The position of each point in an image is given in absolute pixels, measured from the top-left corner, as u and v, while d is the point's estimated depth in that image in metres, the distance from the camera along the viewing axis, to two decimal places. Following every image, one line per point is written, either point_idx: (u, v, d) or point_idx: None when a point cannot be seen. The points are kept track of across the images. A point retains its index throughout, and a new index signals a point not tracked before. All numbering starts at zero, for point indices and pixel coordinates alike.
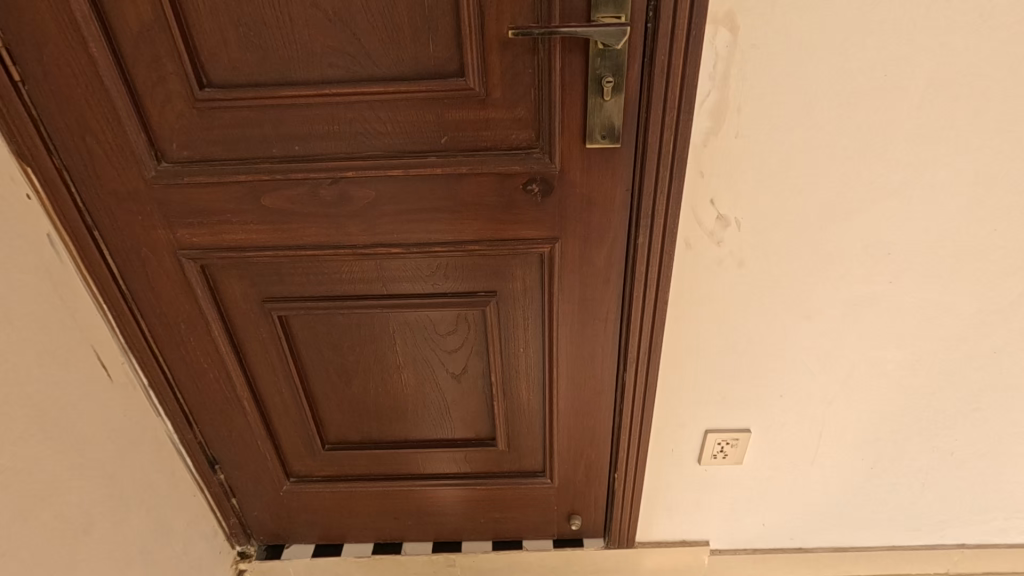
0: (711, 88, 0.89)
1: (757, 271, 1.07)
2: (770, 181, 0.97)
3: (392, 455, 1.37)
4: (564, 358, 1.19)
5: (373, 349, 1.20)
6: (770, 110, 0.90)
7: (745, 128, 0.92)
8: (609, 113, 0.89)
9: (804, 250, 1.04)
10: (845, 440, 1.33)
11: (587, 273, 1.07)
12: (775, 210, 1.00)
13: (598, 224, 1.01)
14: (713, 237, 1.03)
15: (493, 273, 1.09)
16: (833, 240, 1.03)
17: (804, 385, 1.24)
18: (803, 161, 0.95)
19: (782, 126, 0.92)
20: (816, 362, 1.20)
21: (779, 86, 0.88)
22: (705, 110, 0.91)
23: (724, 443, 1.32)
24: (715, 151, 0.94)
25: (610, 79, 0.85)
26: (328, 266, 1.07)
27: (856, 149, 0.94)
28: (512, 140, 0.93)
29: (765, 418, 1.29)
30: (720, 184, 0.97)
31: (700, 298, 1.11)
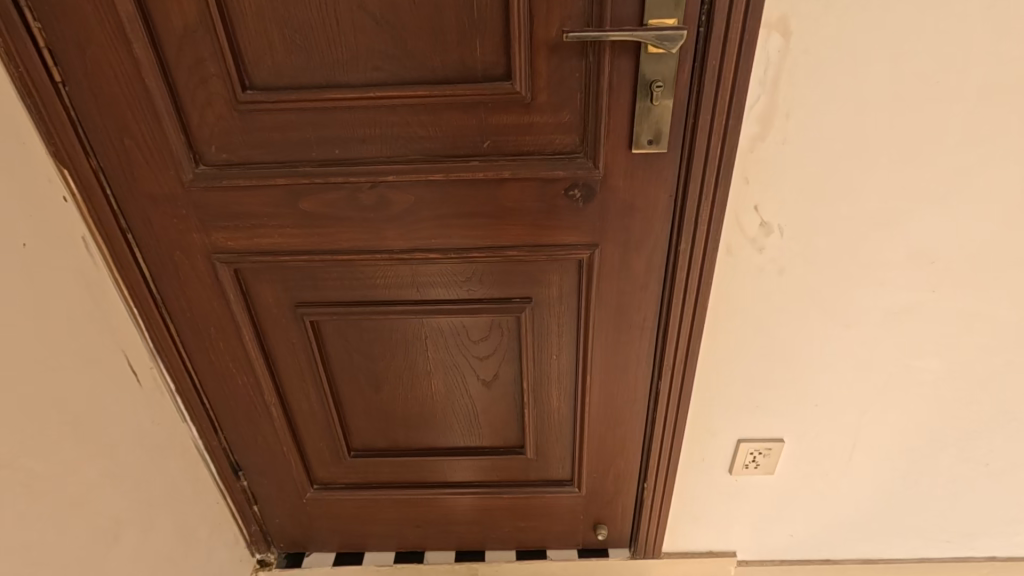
0: (760, 94, 0.88)
1: (798, 278, 1.05)
2: (815, 187, 0.96)
3: (418, 462, 1.35)
4: (597, 365, 1.17)
5: (403, 355, 1.18)
6: (819, 117, 0.89)
7: (793, 133, 0.91)
8: (657, 118, 0.88)
9: (847, 257, 1.03)
10: (879, 451, 1.31)
11: (625, 280, 1.05)
12: (819, 216, 0.99)
13: (638, 229, 0.99)
14: (756, 244, 1.01)
15: (529, 279, 1.07)
16: (877, 248, 1.02)
17: (840, 394, 1.22)
18: (850, 168, 0.94)
19: (831, 133, 0.91)
20: (853, 371, 1.18)
21: (829, 92, 0.87)
22: (754, 116, 0.89)
23: (756, 453, 1.30)
24: (761, 157, 0.93)
25: (660, 83, 0.85)
26: (362, 270, 1.06)
27: (905, 155, 0.93)
28: (556, 144, 0.92)
29: (798, 427, 1.27)
30: (766, 190, 0.96)
31: (738, 306, 1.09)
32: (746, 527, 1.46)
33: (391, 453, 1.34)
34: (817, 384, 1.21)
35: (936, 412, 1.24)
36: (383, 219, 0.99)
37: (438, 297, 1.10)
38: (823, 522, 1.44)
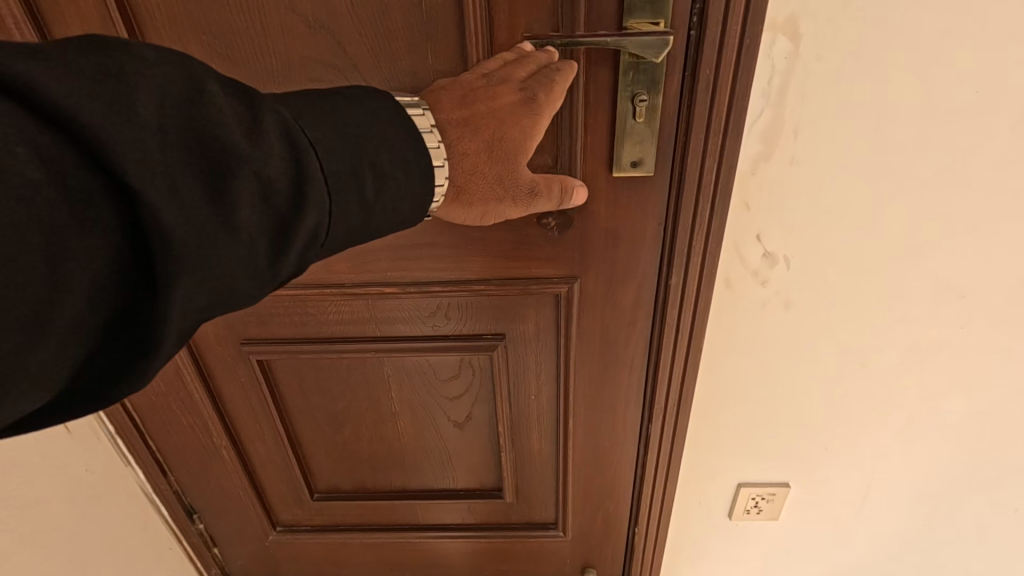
0: (763, 107, 0.75)
1: (808, 313, 0.93)
2: (827, 213, 0.83)
3: (388, 505, 1.23)
4: (580, 406, 1.05)
5: (365, 395, 1.06)
6: (833, 134, 0.76)
7: (802, 154, 0.78)
8: (642, 137, 0.75)
9: (864, 290, 0.90)
10: (897, 496, 1.18)
11: (610, 316, 0.93)
12: (832, 246, 0.86)
13: (625, 261, 0.87)
14: (759, 276, 0.89)
15: (502, 315, 0.95)
16: (898, 279, 0.89)
17: (854, 436, 1.09)
18: (868, 191, 0.81)
19: (847, 152, 0.78)
20: (867, 412, 1.05)
21: (844, 104, 0.74)
22: (756, 133, 0.77)
23: (760, 497, 1.18)
24: (765, 180, 0.80)
25: (644, 97, 0.72)
26: (314, 304, 0.94)
27: (932, 178, 0.80)
28: (525, 166, 0.79)
29: (807, 469, 1.15)
30: (772, 217, 0.83)
31: (739, 342, 0.97)
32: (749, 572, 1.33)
33: (358, 496, 1.23)
34: (830, 425, 1.08)
35: (960, 455, 1.11)
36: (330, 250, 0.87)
37: (400, 333, 0.98)
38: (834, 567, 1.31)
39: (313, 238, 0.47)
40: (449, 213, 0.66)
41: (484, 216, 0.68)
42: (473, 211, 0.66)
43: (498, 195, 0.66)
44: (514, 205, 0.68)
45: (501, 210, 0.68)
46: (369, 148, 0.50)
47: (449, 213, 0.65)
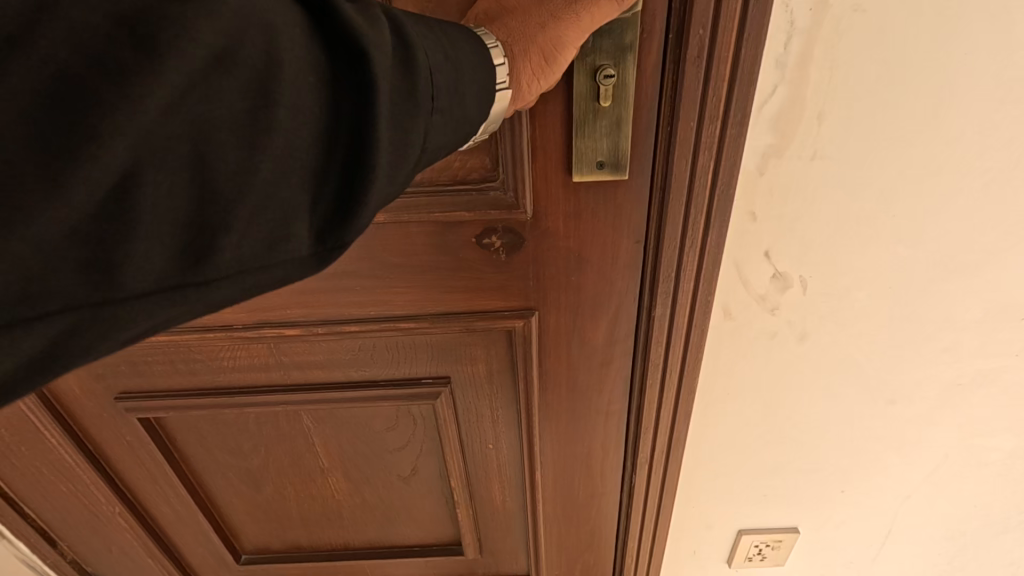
0: (777, 83, 0.55)
1: (828, 344, 0.73)
2: (855, 222, 0.63)
3: (329, 566, 1.04)
4: (549, 456, 0.86)
5: (285, 450, 0.86)
6: (871, 119, 0.56)
7: (829, 144, 0.58)
8: (609, 129, 0.54)
9: (901, 317, 0.71)
10: (923, 543, 1.01)
11: (579, 354, 0.73)
12: (860, 262, 0.66)
13: (595, 289, 0.66)
14: (766, 302, 0.69)
15: (443, 355, 0.74)
16: (944, 305, 0.69)
17: (878, 480, 0.91)
18: (912, 192, 0.61)
19: (887, 141, 0.58)
20: (894, 453, 0.87)
21: (887, 76, 0.54)
22: (766, 119, 0.57)
23: (763, 546, 1.00)
24: (777, 181, 0.60)
25: (610, 71, 0.51)
26: (203, 348, 0.73)
27: (999, 174, 0.59)
28: (454, 169, 0.58)
29: (820, 515, 0.97)
30: (787, 229, 0.63)
31: (740, 382, 0.78)
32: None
33: (291, 559, 1.03)
34: (852, 471, 0.90)
35: (1001, 500, 0.94)
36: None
37: (316, 379, 0.77)
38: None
39: (459, 98, 0.37)
40: (515, 97, 0.43)
41: (550, 74, 0.44)
42: (532, 70, 0.43)
43: (536, 30, 0.42)
44: (576, 37, 0.43)
45: (565, 52, 0.44)
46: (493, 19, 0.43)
47: (513, 96, 0.43)
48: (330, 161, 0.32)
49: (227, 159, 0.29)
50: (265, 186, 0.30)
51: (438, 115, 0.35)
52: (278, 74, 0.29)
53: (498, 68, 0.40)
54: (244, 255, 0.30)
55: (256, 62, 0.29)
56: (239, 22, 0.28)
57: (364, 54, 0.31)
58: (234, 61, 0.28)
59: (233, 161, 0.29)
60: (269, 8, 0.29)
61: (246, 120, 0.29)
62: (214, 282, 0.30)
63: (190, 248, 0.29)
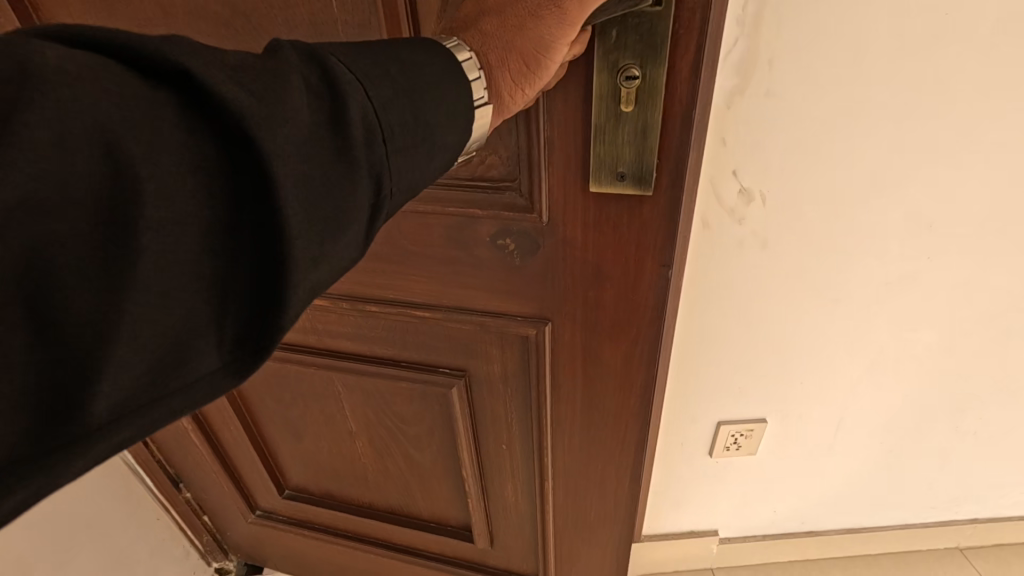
0: (738, 37, 0.55)
1: (791, 250, 0.69)
2: (812, 146, 0.61)
3: (356, 519, 1.11)
4: (560, 462, 0.81)
5: (320, 407, 0.93)
6: (816, 46, 0.55)
7: (787, 76, 0.57)
8: (633, 136, 0.48)
9: (857, 239, 0.68)
10: (887, 450, 0.92)
11: (593, 369, 0.68)
12: (816, 179, 0.63)
13: (612, 301, 0.61)
14: (735, 214, 0.67)
15: (459, 348, 0.73)
16: (890, 217, 0.66)
17: (844, 373, 0.82)
18: (850, 128, 0.60)
19: (835, 76, 0.56)
20: (849, 355, 0.80)
21: (844, 13, 0.52)
22: (731, 64, 0.57)
23: (739, 435, 0.88)
24: (738, 116, 0.60)
25: (635, 72, 0.45)
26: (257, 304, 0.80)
27: (926, 98, 0.57)
28: (471, 168, 0.56)
29: (794, 398, 0.85)
30: (753, 151, 0.62)
31: (706, 279, 0.72)
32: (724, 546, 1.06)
33: (325, 505, 1.12)
34: (818, 367, 0.81)
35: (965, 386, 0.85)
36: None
37: (345, 348, 0.81)
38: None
39: (422, 133, 0.33)
40: (505, 110, 0.40)
41: (541, 77, 0.41)
42: (521, 80, 0.39)
43: (521, 37, 0.38)
44: (565, 36, 0.39)
45: (556, 52, 0.39)
46: (438, 45, 0.36)
47: (502, 109, 0.40)
48: (234, 262, 0.27)
49: (76, 293, 0.23)
50: (139, 309, 0.24)
51: (396, 158, 0.32)
52: (134, 182, 0.23)
53: (474, 83, 0.37)
54: (122, 391, 0.25)
55: (97, 174, 0.23)
56: (61, 127, 0.22)
57: (257, 138, 0.26)
58: (69, 186, 0.22)
59: (84, 296, 0.23)
60: (112, 105, 0.23)
61: (95, 242, 0.23)
62: (86, 437, 0.24)
63: (40, 409, 0.23)
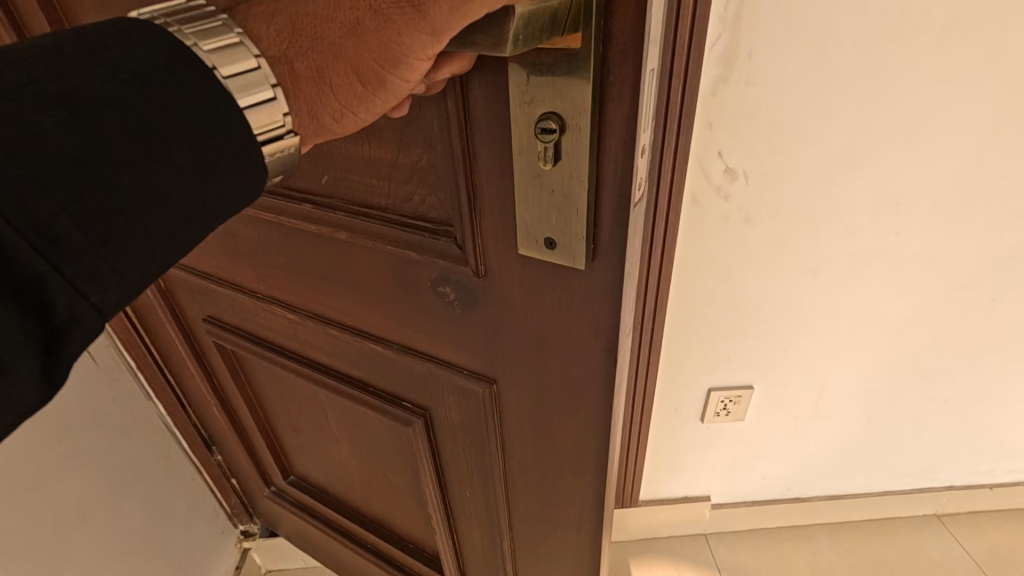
0: (720, 32, 0.55)
1: (776, 229, 0.67)
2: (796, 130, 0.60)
3: (330, 531, 0.88)
4: (529, 521, 0.56)
5: (284, 413, 0.77)
6: (797, 36, 0.54)
7: (766, 64, 0.56)
8: (560, 195, 0.33)
9: (833, 216, 0.67)
10: (877, 428, 0.91)
11: (544, 455, 0.49)
12: (799, 160, 0.62)
13: (568, 382, 0.43)
14: (722, 190, 0.64)
15: (416, 387, 0.54)
16: (873, 199, 0.65)
17: (819, 342, 0.79)
18: (822, 113, 0.59)
19: (806, 64, 0.56)
20: (835, 334, 0.78)
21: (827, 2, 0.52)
22: (714, 55, 0.56)
23: (728, 401, 0.84)
24: (721, 104, 0.59)
25: (553, 123, 0.30)
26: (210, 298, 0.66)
27: (907, 88, 0.57)
28: (397, 190, 0.41)
29: (781, 365, 0.81)
30: (739, 132, 0.60)
31: (695, 258, 0.70)
32: (714, 536, 1.04)
33: (298, 513, 0.91)
34: (809, 338, 0.78)
35: (949, 371, 0.84)
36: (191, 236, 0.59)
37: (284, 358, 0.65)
38: (848, 558, 1.00)
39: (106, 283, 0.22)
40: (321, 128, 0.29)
41: (382, 101, 0.29)
42: (347, 93, 0.28)
43: (341, 30, 0.26)
44: (425, 50, 0.26)
45: (408, 69, 0.27)
46: (165, 98, 0.23)
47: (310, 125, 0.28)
48: None
49: None
50: None
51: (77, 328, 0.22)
52: None
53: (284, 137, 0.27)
54: None
55: None
56: None
57: None
58: None
59: None
60: None
61: None
62: None
63: None
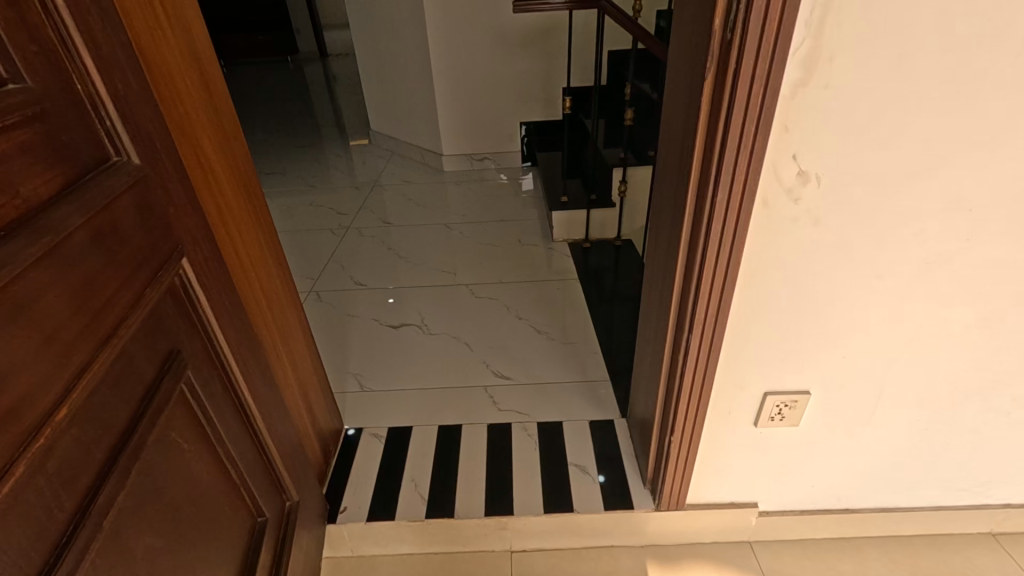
0: (803, 37, 0.54)
1: (843, 229, 0.66)
2: (873, 132, 0.59)
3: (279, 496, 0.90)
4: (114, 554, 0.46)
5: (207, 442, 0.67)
6: (876, 41, 0.54)
7: (847, 69, 0.55)
8: None
9: (905, 223, 0.66)
10: (935, 439, 0.89)
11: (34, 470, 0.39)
12: (872, 163, 0.61)
13: None
14: (794, 192, 0.63)
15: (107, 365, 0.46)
16: (944, 204, 0.64)
17: (880, 349, 0.78)
18: (898, 114, 0.58)
19: (885, 66, 0.55)
20: (895, 339, 0.77)
21: (909, 8, 0.52)
22: (798, 59, 0.55)
23: (784, 406, 0.84)
24: (800, 106, 0.58)
25: None
26: (172, 319, 0.56)
27: (987, 94, 0.57)
28: None
29: (839, 371, 0.80)
30: (816, 133, 0.59)
31: (760, 261, 0.69)
32: (759, 544, 1.02)
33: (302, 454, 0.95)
34: (870, 343, 0.77)
35: (1010, 382, 0.82)
36: (130, 270, 0.49)
37: (132, 430, 0.49)
38: (898, 571, 0.98)
39: None
40: None
41: None
42: None
43: None
44: None
45: None
46: None
47: None
48: None
49: None
50: None
51: None
52: None
53: None
54: None
55: None
56: None
57: None
58: None
59: None
60: None
61: None
62: None
63: None
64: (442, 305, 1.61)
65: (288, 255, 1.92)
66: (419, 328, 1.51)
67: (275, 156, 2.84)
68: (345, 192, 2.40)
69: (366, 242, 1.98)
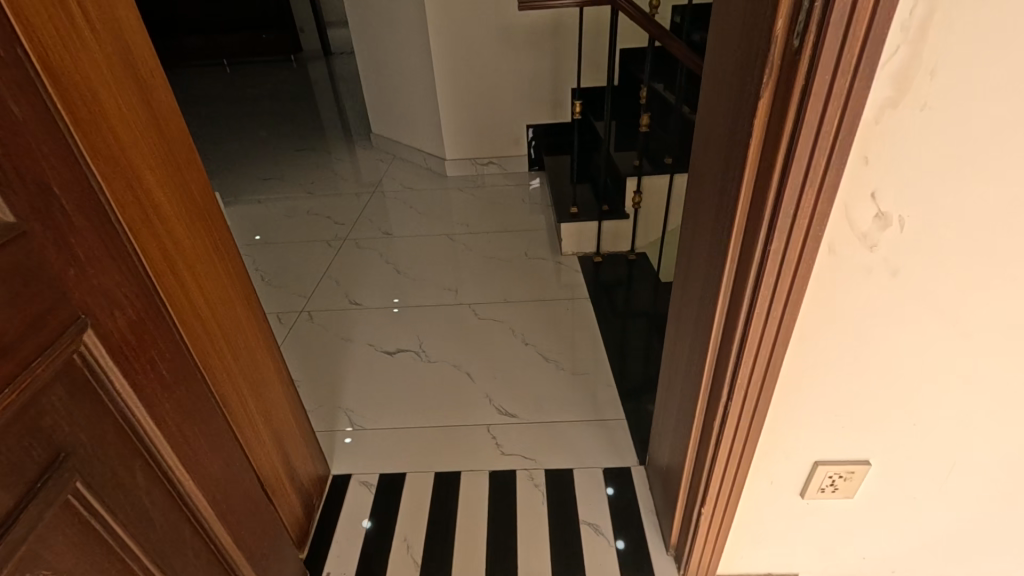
0: (898, 45, 0.41)
1: (930, 281, 0.53)
2: (979, 165, 0.46)
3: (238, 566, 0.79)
4: None
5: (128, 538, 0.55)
6: (995, 49, 0.41)
7: (952, 87, 0.42)
8: None
9: (1006, 274, 0.53)
10: (1016, 512, 0.75)
11: None
12: (974, 203, 0.48)
13: None
14: (870, 237, 0.50)
15: None
16: None
17: (960, 415, 0.65)
18: (1013, 143, 0.45)
19: (1003, 82, 0.42)
20: (979, 404, 0.63)
21: None
22: (889, 73, 0.42)
23: (838, 478, 0.71)
24: (886, 133, 0.45)
25: None
26: (54, 416, 0.43)
27: None
28: None
29: (908, 438, 0.67)
30: (905, 166, 0.46)
31: (821, 317, 0.56)
32: None
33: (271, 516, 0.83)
34: (947, 410, 0.64)
35: None
36: None
37: None
38: None
39: None
40: None
41: None
42: None
43: None
44: None
45: None
46: None
47: None
48: None
49: None
50: None
51: None
52: None
53: None
54: None
55: None
56: None
57: None
58: None
59: None
60: None
61: None
62: None
63: None
64: (443, 327, 1.49)
65: (282, 271, 1.82)
66: (418, 354, 1.39)
67: (273, 161, 2.73)
68: (344, 200, 2.29)
69: (364, 256, 1.87)
